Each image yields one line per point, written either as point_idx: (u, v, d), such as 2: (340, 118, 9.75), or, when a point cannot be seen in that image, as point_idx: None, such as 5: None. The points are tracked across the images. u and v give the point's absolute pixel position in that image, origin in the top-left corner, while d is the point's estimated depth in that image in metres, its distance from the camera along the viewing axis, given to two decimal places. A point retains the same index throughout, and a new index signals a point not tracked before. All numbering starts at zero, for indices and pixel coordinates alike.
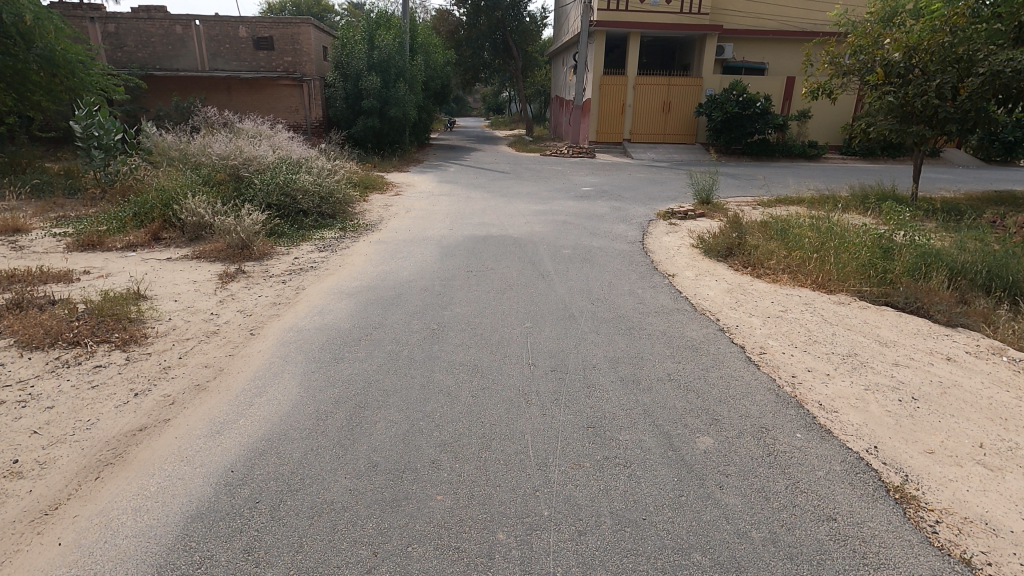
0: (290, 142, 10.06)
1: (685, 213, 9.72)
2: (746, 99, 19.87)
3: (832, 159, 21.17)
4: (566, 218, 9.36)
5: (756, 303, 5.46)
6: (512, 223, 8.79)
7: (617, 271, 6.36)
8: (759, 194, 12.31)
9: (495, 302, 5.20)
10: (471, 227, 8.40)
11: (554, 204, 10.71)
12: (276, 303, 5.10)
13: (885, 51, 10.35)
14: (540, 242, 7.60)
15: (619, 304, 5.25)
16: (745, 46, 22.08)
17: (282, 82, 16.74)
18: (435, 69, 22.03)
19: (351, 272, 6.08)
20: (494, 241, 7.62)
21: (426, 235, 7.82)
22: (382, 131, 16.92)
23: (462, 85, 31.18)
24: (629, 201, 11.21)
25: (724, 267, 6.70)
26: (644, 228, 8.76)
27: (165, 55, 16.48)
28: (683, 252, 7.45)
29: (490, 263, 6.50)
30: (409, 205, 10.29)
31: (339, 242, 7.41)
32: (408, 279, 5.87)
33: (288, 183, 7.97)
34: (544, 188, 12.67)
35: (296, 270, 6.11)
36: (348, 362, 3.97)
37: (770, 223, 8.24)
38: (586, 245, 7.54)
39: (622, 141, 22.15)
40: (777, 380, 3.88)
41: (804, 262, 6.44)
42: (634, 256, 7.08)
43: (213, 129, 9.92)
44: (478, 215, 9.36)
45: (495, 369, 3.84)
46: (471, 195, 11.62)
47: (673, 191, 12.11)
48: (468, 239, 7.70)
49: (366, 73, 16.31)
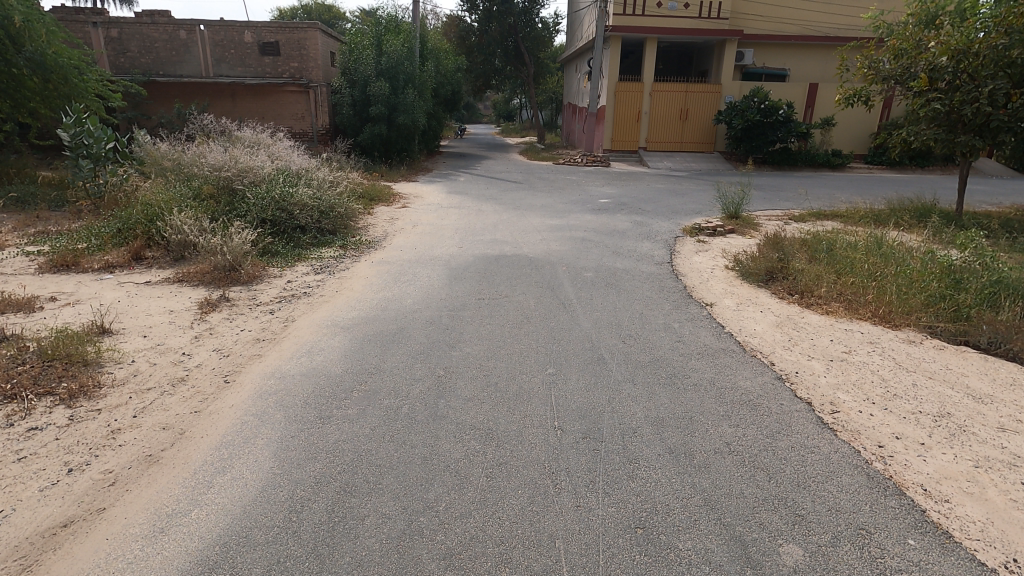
0: (291, 152, 9.47)
1: (713, 229, 9.01)
2: (768, 106, 19.11)
3: (856, 168, 20.33)
4: (584, 234, 8.67)
5: (813, 341, 4.73)
6: (527, 240, 8.13)
7: (648, 299, 5.65)
8: (789, 208, 11.56)
9: (511, 340, 4.50)
10: (482, 245, 7.74)
11: (571, 218, 10.05)
12: (259, 340, 4.44)
13: (930, 55, 9.59)
14: (558, 262, 6.93)
15: (656, 343, 4.53)
16: (766, 51, 21.33)
17: (287, 88, 16.25)
18: (445, 75, 21.47)
19: (349, 301, 5.42)
20: (508, 262, 6.95)
21: (435, 254, 7.18)
22: (390, 139, 16.36)
23: (473, 92, 30.66)
24: (651, 214, 10.51)
25: (767, 294, 5.98)
26: (671, 246, 8.06)
27: (168, 61, 16.04)
28: (715, 274, 6.74)
29: (505, 288, 5.82)
30: (416, 218, 9.67)
31: (338, 262, 6.79)
32: (413, 309, 5.19)
33: (284, 197, 7.35)
34: (559, 200, 12.00)
35: (288, 297, 5.46)
36: (337, 423, 3.28)
37: (812, 242, 7.50)
38: (609, 266, 6.85)
39: (638, 149, 21.45)
40: (862, 453, 3.14)
41: (860, 290, 5.69)
42: (663, 280, 6.38)
43: (209, 137, 9.35)
44: (489, 230, 8.72)
45: (513, 437, 3.14)
46: (482, 208, 10.99)
47: (697, 204, 11.40)
48: (480, 259, 7.03)
49: (373, 79, 15.74)
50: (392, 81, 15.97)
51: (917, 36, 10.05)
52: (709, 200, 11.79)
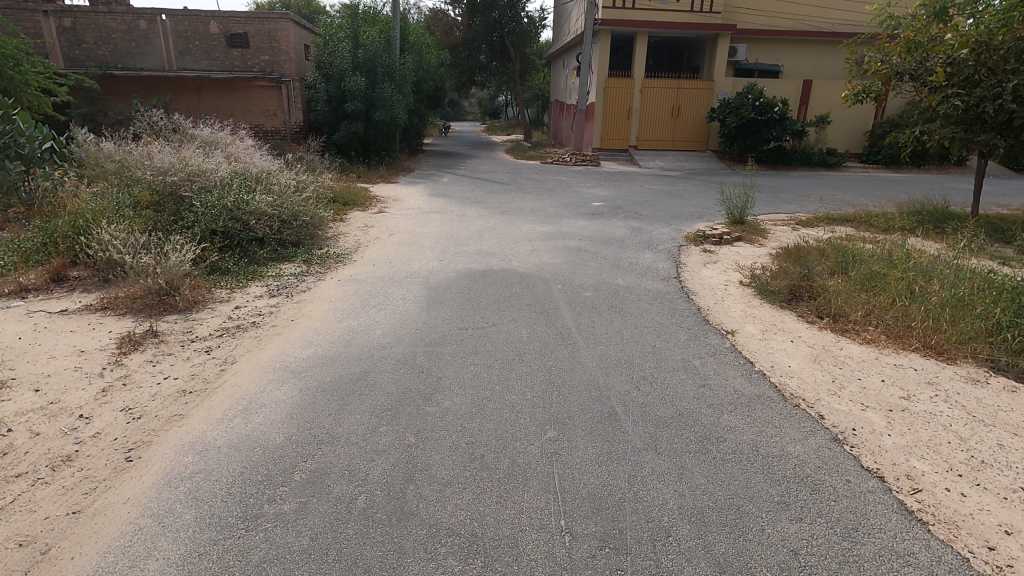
0: (252, 153, 8.52)
1: (719, 237, 8.27)
2: (762, 103, 18.45)
3: (852, 167, 19.80)
4: (579, 243, 7.86)
5: (862, 383, 3.94)
6: (515, 250, 7.31)
7: (659, 327, 4.84)
8: (793, 212, 10.88)
9: (501, 388, 3.66)
10: (466, 258, 6.88)
11: (562, 224, 9.24)
12: (185, 393, 3.55)
13: (950, 48, 8.93)
14: (552, 278, 6.11)
15: (677, 391, 3.70)
16: (759, 47, 20.71)
17: (258, 83, 15.21)
18: (428, 70, 20.51)
19: (306, 333, 4.54)
20: (495, 278, 6.12)
21: (413, 270, 6.31)
22: (368, 137, 15.41)
23: (457, 88, 29.69)
24: (649, 220, 9.74)
25: (793, 316, 5.21)
26: (676, 257, 7.28)
27: (127, 53, 14.92)
28: (729, 292, 5.98)
29: (491, 314, 4.97)
30: (393, 225, 8.80)
31: (299, 280, 5.91)
32: (382, 344, 4.31)
33: (238, 205, 6.43)
34: (549, 203, 11.19)
35: (233, 329, 4.57)
36: (265, 530, 2.41)
37: (834, 253, 6.74)
38: (609, 282, 6.06)
39: (628, 148, 20.71)
40: (974, 563, 2.34)
41: (904, 314, 4.93)
42: (673, 299, 5.60)
43: (160, 136, 8.38)
44: (474, 239, 7.88)
45: (504, 553, 2.30)
46: (466, 212, 10.14)
47: (696, 208, 10.67)
48: (464, 275, 6.18)
49: (350, 73, 14.76)
50: (369, 75, 15.01)
51: (928, 30, 9.47)
52: (708, 203, 11.06)
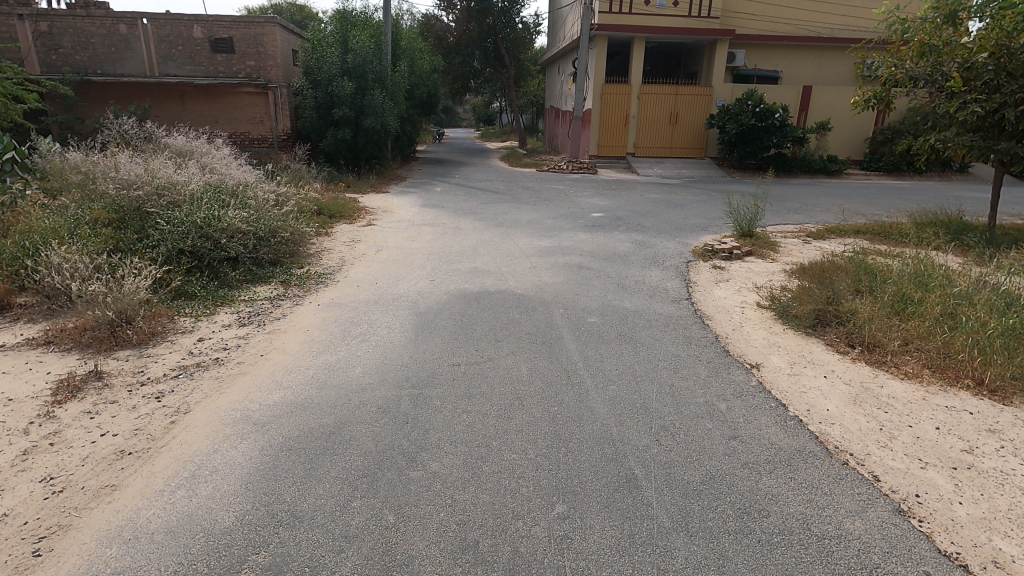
0: (231, 163, 7.98)
1: (728, 251, 7.77)
2: (763, 109, 18.05)
3: (853, 175, 19.42)
4: (580, 259, 7.35)
5: (915, 432, 3.41)
6: (512, 268, 6.79)
7: (674, 361, 4.31)
8: (802, 223, 10.42)
9: (498, 445, 3.11)
10: (459, 277, 6.35)
11: (562, 237, 8.73)
12: (122, 454, 3.00)
13: (968, 52, 8.50)
14: (553, 301, 5.59)
15: (705, 446, 3.16)
16: (758, 52, 20.35)
17: (243, 89, 14.67)
18: (420, 76, 20.02)
19: (277, 373, 3.97)
20: (491, 301, 5.60)
21: (401, 292, 5.78)
22: (358, 145, 14.90)
23: (451, 94, 29.24)
24: (652, 232, 9.25)
25: (821, 345, 4.69)
26: (684, 275, 6.79)
27: (107, 58, 14.35)
28: (747, 316, 5.47)
29: (487, 346, 4.43)
30: (381, 239, 8.26)
31: (274, 305, 5.36)
32: (362, 387, 3.75)
33: (208, 222, 5.87)
34: (547, 215, 10.67)
35: (193, 368, 4.01)
36: None
37: (856, 272, 6.26)
38: (616, 305, 5.54)
39: (625, 155, 20.27)
40: None
41: (946, 345, 4.42)
42: (687, 325, 5.07)
43: (130, 146, 7.83)
44: (468, 256, 7.35)
45: None
46: (460, 225, 9.61)
47: (700, 219, 10.19)
48: (456, 299, 5.63)
49: (338, 78, 14.22)
50: (358, 81, 14.48)
51: (938, 35, 9.01)
52: (713, 214, 10.59)
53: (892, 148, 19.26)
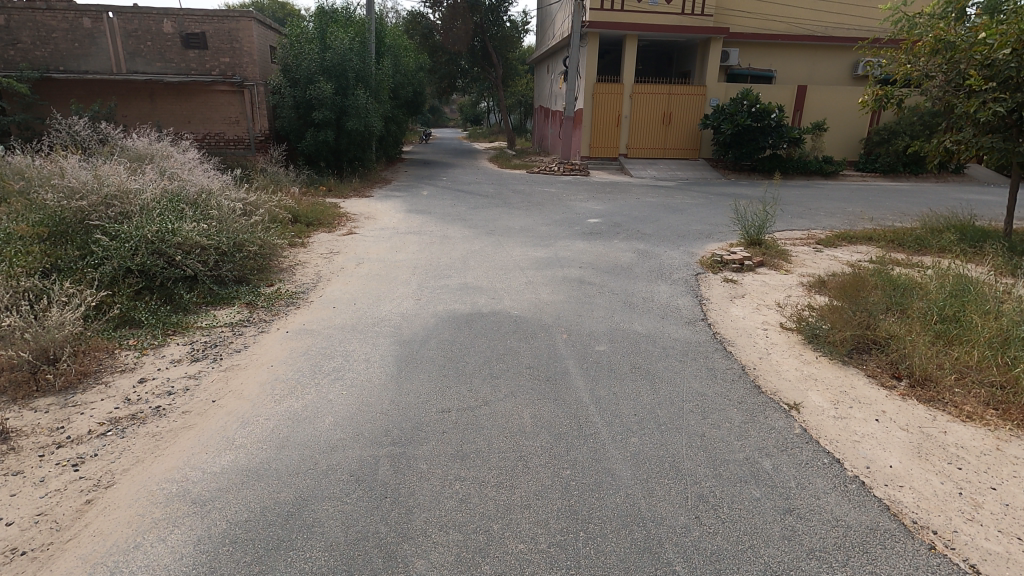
0: (195, 168, 7.26)
1: (739, 262, 7.20)
2: (759, 110, 17.60)
3: (850, 176, 19.06)
4: (580, 273, 6.75)
5: (1002, 498, 2.83)
6: (507, 284, 6.18)
7: (700, 401, 3.70)
8: (809, 229, 9.93)
9: (501, 530, 2.48)
10: (448, 296, 5.72)
11: (558, 247, 8.13)
12: (12, 555, 2.32)
13: (988, 49, 7.88)
14: (554, 325, 4.98)
15: (757, 526, 2.55)
16: (752, 51, 20.05)
17: (217, 87, 13.87)
18: (406, 74, 19.30)
19: (229, 427, 3.28)
20: (484, 326, 4.96)
21: (382, 316, 5.12)
22: (340, 146, 14.17)
23: (438, 94, 28.55)
24: (654, 240, 8.68)
25: (863, 378, 4.12)
26: (695, 291, 6.21)
27: (69, 54, 13.49)
28: (771, 340, 4.90)
29: (481, 386, 3.79)
30: (363, 251, 7.58)
31: (235, 332, 4.68)
32: (332, 447, 3.08)
33: (162, 236, 5.18)
34: (541, 221, 10.06)
35: (127, 422, 3.30)
36: None
37: (884, 287, 5.70)
38: (625, 329, 4.93)
39: (618, 156, 19.74)
40: None
41: (1009, 379, 3.85)
42: (708, 354, 4.48)
43: (81, 149, 7.08)
44: (457, 269, 6.72)
45: None
46: (448, 232, 8.97)
47: (703, 226, 9.64)
48: (445, 322, 4.99)
49: (317, 77, 13.47)
50: (339, 80, 13.75)
51: (948, 31, 8.63)
52: (715, 220, 10.06)
53: (888, 150, 18.96)
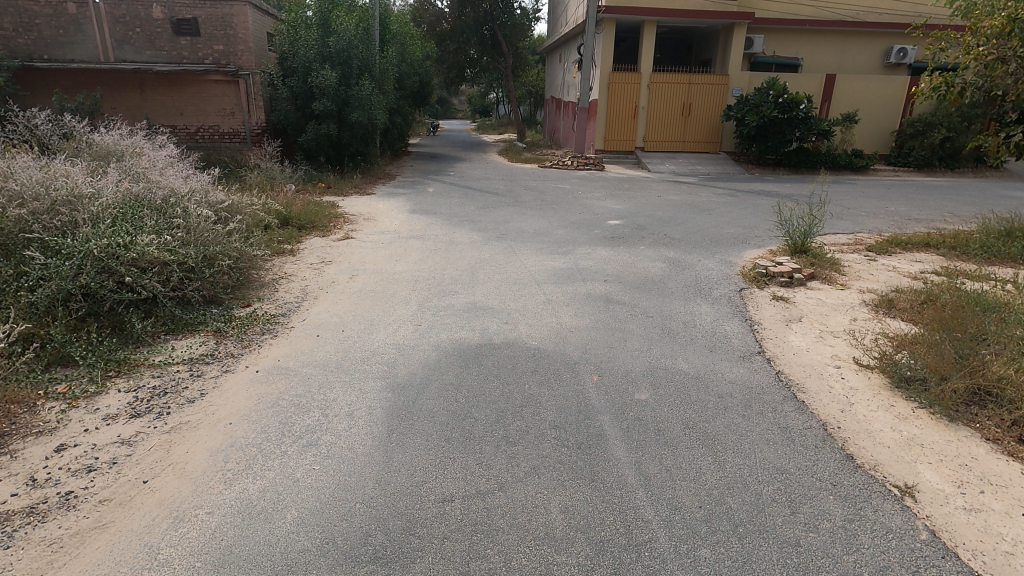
0: (168, 167, 6.42)
1: (787, 275, 6.26)
2: (787, 100, 16.52)
3: (881, 171, 17.96)
4: (605, 288, 5.86)
5: None
6: (522, 304, 5.31)
7: (782, 483, 2.82)
8: (853, 232, 8.97)
9: None
10: (453, 320, 4.87)
11: (577, 254, 7.24)
12: None
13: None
14: (581, 362, 4.12)
15: None
16: (778, 38, 18.92)
17: (211, 77, 13.03)
18: (411, 63, 18.35)
19: (157, 528, 2.43)
20: (496, 361, 4.10)
21: (373, 349, 4.26)
22: (341, 140, 13.31)
23: (446, 85, 27.55)
24: (684, 247, 7.77)
25: (983, 444, 3.20)
26: (742, 312, 5.32)
27: (54, 42, 12.69)
28: (848, 381, 4.00)
29: (494, 460, 2.94)
30: (359, 260, 6.72)
31: (192, 372, 3.84)
32: (290, 567, 2.24)
33: (112, 252, 4.34)
34: (556, 223, 9.18)
35: (21, 519, 2.46)
36: None
37: (978, 310, 4.72)
38: (668, 369, 4.04)
39: (634, 149, 18.72)
40: None
41: None
42: (778, 407, 3.58)
43: (38, 146, 6.26)
44: (465, 283, 5.87)
45: None
46: (455, 237, 8.10)
47: (737, 231, 8.71)
48: (450, 357, 4.14)
49: (317, 65, 12.55)
50: (341, 68, 12.85)
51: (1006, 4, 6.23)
52: (749, 223, 9.11)
53: (922, 143, 17.83)
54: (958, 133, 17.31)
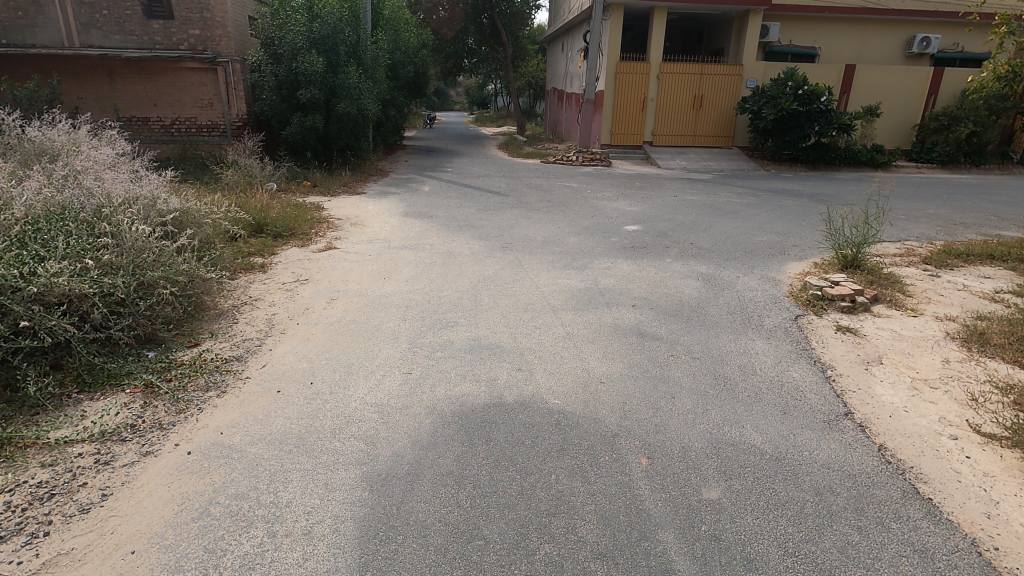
0: (113, 168, 5.42)
1: (848, 299, 5.27)
2: (807, 91, 15.49)
3: (904, 168, 16.96)
4: (634, 316, 4.88)
5: None
6: (536, 339, 4.35)
7: None
8: (901, 240, 7.98)
9: None
10: (452, 364, 3.90)
11: (595, 269, 6.25)
12: None
13: None
14: (622, 433, 3.14)
15: None
16: (795, 26, 17.84)
17: (187, 64, 11.95)
18: (406, 51, 17.22)
19: None
20: (510, 431, 3.12)
21: (347, 415, 3.25)
22: (329, 133, 12.23)
23: (443, 75, 26.36)
24: (716, 259, 6.77)
25: None
26: (806, 350, 4.34)
27: (14, 25, 11.58)
28: (977, 461, 3.02)
29: None
30: (340, 277, 5.72)
31: (97, 456, 2.83)
32: None
33: (6, 285, 3.32)
34: (567, 228, 8.19)
35: None
36: None
37: None
38: (736, 444, 3.07)
39: (642, 143, 17.68)
40: None
41: None
42: (903, 514, 2.59)
43: None
44: (466, 310, 4.89)
45: None
46: (454, 246, 7.09)
47: (771, 239, 7.72)
48: (449, 429, 3.13)
49: (303, 52, 11.44)
50: (329, 56, 11.74)
51: None
52: (783, 230, 8.13)
53: (947, 137, 16.83)
54: (985, 127, 16.32)
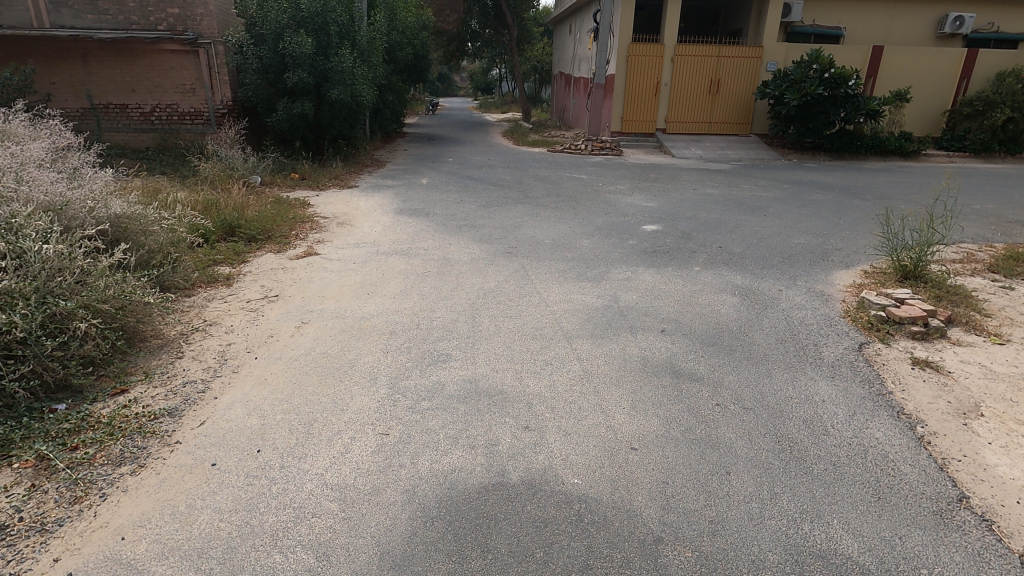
0: (47, 164, 4.62)
1: (920, 322, 4.39)
2: (833, 74, 14.42)
3: (934, 157, 15.89)
4: (664, 345, 4.04)
5: None
6: (547, 379, 3.52)
7: None
8: (956, 243, 7.05)
9: None
10: (442, 419, 3.07)
11: (612, 280, 5.39)
12: None
13: None
14: (670, 540, 2.29)
15: None
16: (819, 5, 16.73)
17: (165, 46, 11.04)
18: (405, 33, 16.23)
19: None
20: (515, 537, 2.29)
21: (297, 507, 2.43)
22: (319, 120, 11.33)
23: (445, 59, 25.28)
24: (751, 267, 5.89)
25: None
26: (885, 396, 3.48)
27: None
28: None
29: None
30: (317, 292, 4.90)
31: None
32: None
33: None
34: (579, 228, 7.32)
35: None
36: None
37: None
38: (825, 556, 2.23)
39: (655, 130, 16.67)
40: None
41: None
42: None
43: None
44: (462, 337, 4.06)
45: None
46: (449, 250, 6.24)
47: (809, 241, 6.82)
48: (432, 532, 2.30)
49: (290, 32, 10.53)
50: (318, 36, 10.81)
51: None
52: (820, 231, 7.24)
53: (981, 124, 15.74)
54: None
